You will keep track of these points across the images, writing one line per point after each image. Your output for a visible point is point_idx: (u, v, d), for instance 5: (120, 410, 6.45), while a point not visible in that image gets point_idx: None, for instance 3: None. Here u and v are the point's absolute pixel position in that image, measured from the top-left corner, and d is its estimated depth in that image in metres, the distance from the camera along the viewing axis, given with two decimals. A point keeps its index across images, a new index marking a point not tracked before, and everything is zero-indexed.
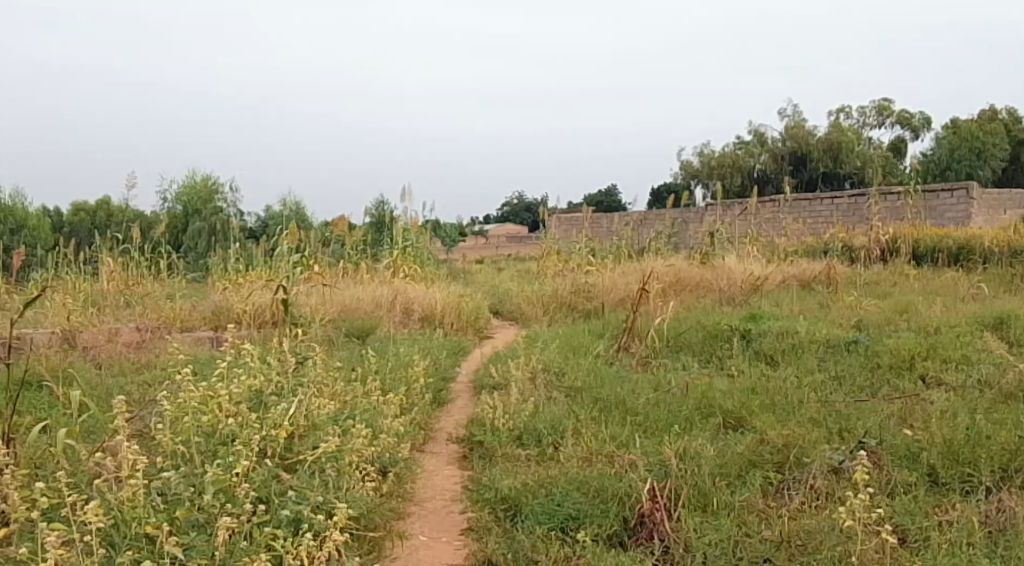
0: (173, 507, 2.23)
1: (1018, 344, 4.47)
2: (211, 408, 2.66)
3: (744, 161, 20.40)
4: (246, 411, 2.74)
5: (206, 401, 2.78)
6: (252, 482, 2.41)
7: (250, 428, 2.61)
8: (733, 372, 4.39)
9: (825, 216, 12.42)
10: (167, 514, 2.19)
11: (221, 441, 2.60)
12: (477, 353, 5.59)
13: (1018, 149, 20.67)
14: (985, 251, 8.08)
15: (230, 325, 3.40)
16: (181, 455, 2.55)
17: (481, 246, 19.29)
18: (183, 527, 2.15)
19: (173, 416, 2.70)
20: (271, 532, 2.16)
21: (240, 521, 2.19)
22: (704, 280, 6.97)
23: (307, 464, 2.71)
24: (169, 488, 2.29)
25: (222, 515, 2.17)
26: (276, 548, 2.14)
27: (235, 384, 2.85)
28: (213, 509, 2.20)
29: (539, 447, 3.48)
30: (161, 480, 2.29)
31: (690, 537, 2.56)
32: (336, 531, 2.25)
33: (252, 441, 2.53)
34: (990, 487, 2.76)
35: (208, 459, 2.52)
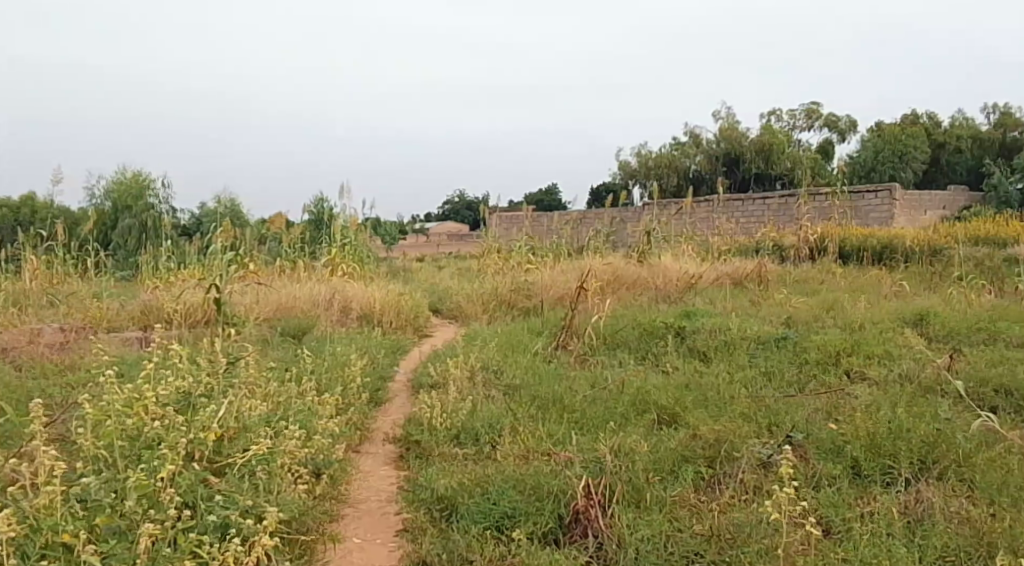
0: (93, 514, 2.15)
1: (937, 338, 4.65)
2: (136, 410, 2.56)
3: (680, 161, 20.77)
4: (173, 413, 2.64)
5: (131, 403, 2.68)
6: (178, 487, 2.33)
7: (176, 431, 2.53)
8: (667, 369, 4.46)
9: (757, 216, 12.73)
10: (87, 522, 2.11)
11: (146, 444, 2.50)
12: (415, 351, 5.55)
13: (937, 152, 21.53)
14: (908, 250, 8.40)
15: (157, 325, 3.29)
16: (103, 460, 2.46)
17: (423, 244, 19.20)
18: (103, 534, 2.07)
19: (95, 419, 2.60)
20: (197, 538, 2.10)
21: (165, 527, 2.12)
22: (641, 278, 7.06)
23: (236, 467, 2.64)
24: (89, 494, 2.20)
25: (144, 521, 2.09)
26: (202, 554, 2.08)
27: (161, 386, 2.75)
28: (136, 515, 2.12)
29: (476, 446, 3.47)
30: (80, 486, 2.20)
31: (623, 532, 2.58)
32: (265, 536, 2.21)
33: (178, 444, 2.43)
34: (908, 478, 2.86)
35: (132, 463, 2.41)
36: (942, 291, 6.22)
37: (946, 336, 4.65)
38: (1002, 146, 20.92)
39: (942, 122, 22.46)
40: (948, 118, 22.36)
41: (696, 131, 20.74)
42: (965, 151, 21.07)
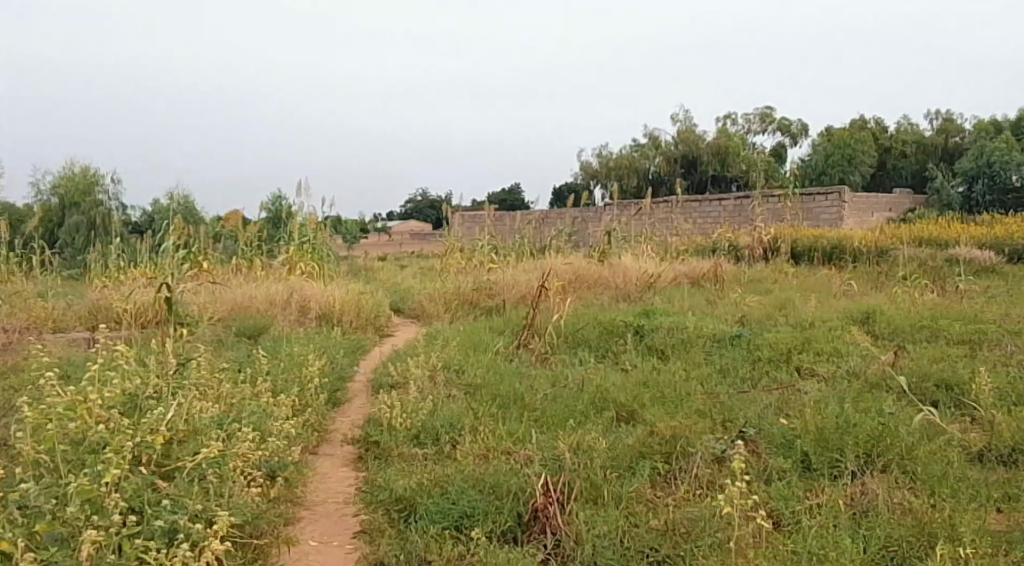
0: (33, 521, 2.14)
1: (883, 335, 4.81)
2: (79, 414, 2.54)
3: (640, 162, 20.98)
4: (119, 417, 2.62)
5: (74, 406, 2.65)
6: (123, 492, 2.31)
7: (121, 434, 2.50)
8: (626, 366, 4.53)
9: (714, 217, 12.94)
10: (26, 529, 2.10)
11: (90, 449, 2.48)
12: (376, 351, 5.55)
13: (884, 156, 22.12)
14: (857, 250, 8.64)
15: (102, 325, 3.24)
16: (45, 465, 2.43)
17: (383, 242, 19.14)
18: (43, 541, 2.07)
19: (37, 423, 2.58)
20: (142, 544, 2.09)
21: (109, 533, 2.10)
22: (601, 277, 7.14)
23: (185, 471, 2.63)
24: (28, 500, 2.18)
25: (86, 528, 2.08)
26: (146, 559, 2.07)
27: (106, 388, 2.72)
28: (78, 522, 2.11)
29: (436, 446, 3.49)
30: (19, 493, 2.19)
31: (580, 529, 2.62)
32: (215, 541, 2.21)
33: (124, 448, 2.40)
34: (855, 472, 2.96)
35: (74, 468, 2.40)
36: (888, 291, 6.42)
37: (891, 333, 4.81)
38: (944, 151, 21.59)
39: (889, 127, 23.07)
40: (896, 122, 22.97)
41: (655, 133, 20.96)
42: (910, 155, 21.69)
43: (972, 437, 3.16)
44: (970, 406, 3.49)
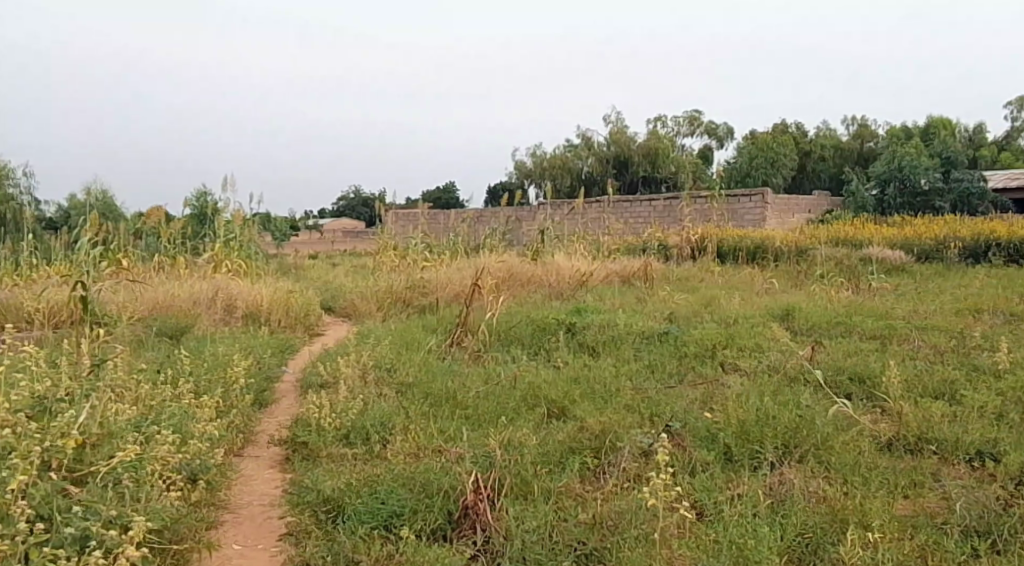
0: None
1: (801, 331, 4.99)
2: None
3: (573, 162, 21.16)
4: (26, 421, 2.54)
5: None
6: (30, 499, 2.25)
7: (29, 439, 2.42)
8: (558, 363, 4.59)
9: (644, 217, 13.18)
10: None
11: None
12: (306, 351, 5.46)
13: (804, 160, 22.82)
14: (778, 250, 8.93)
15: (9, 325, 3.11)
16: None
17: (314, 240, 18.84)
18: None
19: None
20: (50, 553, 2.04)
21: (14, 542, 2.04)
22: (535, 276, 7.20)
23: (99, 476, 2.56)
24: None
25: None
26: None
27: (12, 392, 2.62)
28: None
29: (366, 445, 3.47)
30: None
31: (509, 525, 2.65)
32: (130, 547, 2.17)
33: (31, 452, 2.33)
34: (773, 462, 3.07)
35: None
36: (806, 288, 6.67)
37: (809, 329, 5.00)
38: (859, 155, 22.50)
39: (809, 131, 23.91)
40: (815, 127, 23.80)
41: (587, 134, 21.19)
42: (828, 159, 22.53)
43: (882, 428, 3.32)
44: (880, 398, 3.66)
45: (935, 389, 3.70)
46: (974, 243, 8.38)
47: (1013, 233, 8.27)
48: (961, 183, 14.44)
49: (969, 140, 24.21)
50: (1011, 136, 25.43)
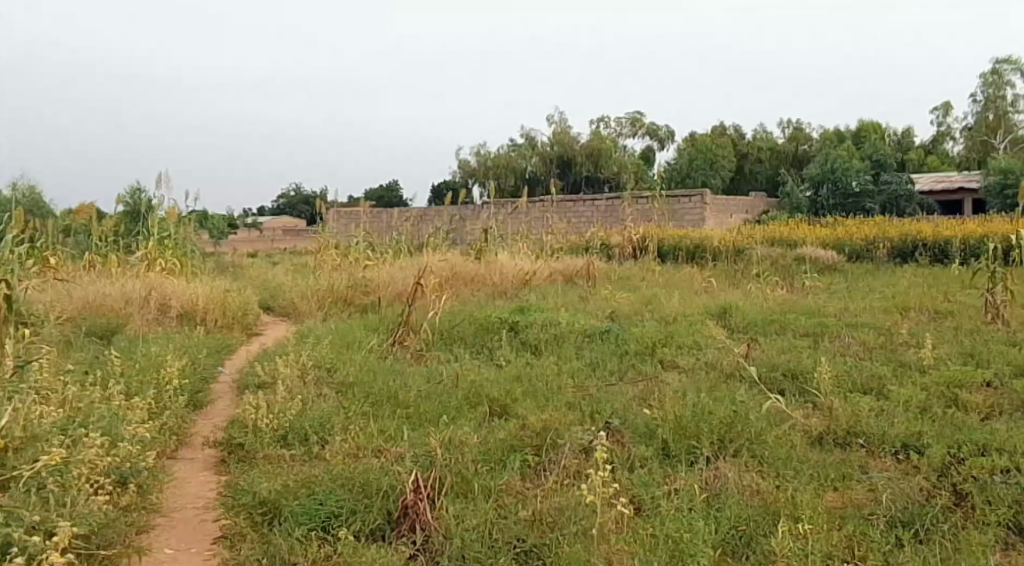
0: None
1: (738, 329, 5.10)
2: None
3: (517, 162, 21.17)
4: None
5: None
6: None
7: None
8: (501, 362, 4.59)
9: (587, 217, 13.29)
10: None
11: None
12: (243, 351, 5.35)
13: (742, 161, 23.48)
14: (716, 250, 9.11)
15: None
16: None
17: (254, 238, 18.47)
18: None
19: None
20: None
21: None
22: (479, 275, 7.19)
23: (22, 481, 2.47)
24: None
25: None
26: None
27: None
28: None
29: (305, 446, 3.42)
30: None
31: (449, 524, 2.64)
32: (55, 553, 2.09)
33: None
34: (709, 457, 3.12)
35: None
36: (743, 287, 6.81)
37: (746, 327, 5.11)
38: (794, 157, 23.11)
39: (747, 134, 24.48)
40: (752, 130, 24.35)
41: (531, 134, 21.27)
42: (764, 161, 23.12)
43: (814, 423, 3.41)
44: (812, 393, 3.76)
45: (864, 384, 3.82)
46: (902, 244, 8.69)
47: (938, 234, 8.60)
48: (890, 185, 15.08)
49: (897, 144, 25.06)
50: (936, 141, 26.45)
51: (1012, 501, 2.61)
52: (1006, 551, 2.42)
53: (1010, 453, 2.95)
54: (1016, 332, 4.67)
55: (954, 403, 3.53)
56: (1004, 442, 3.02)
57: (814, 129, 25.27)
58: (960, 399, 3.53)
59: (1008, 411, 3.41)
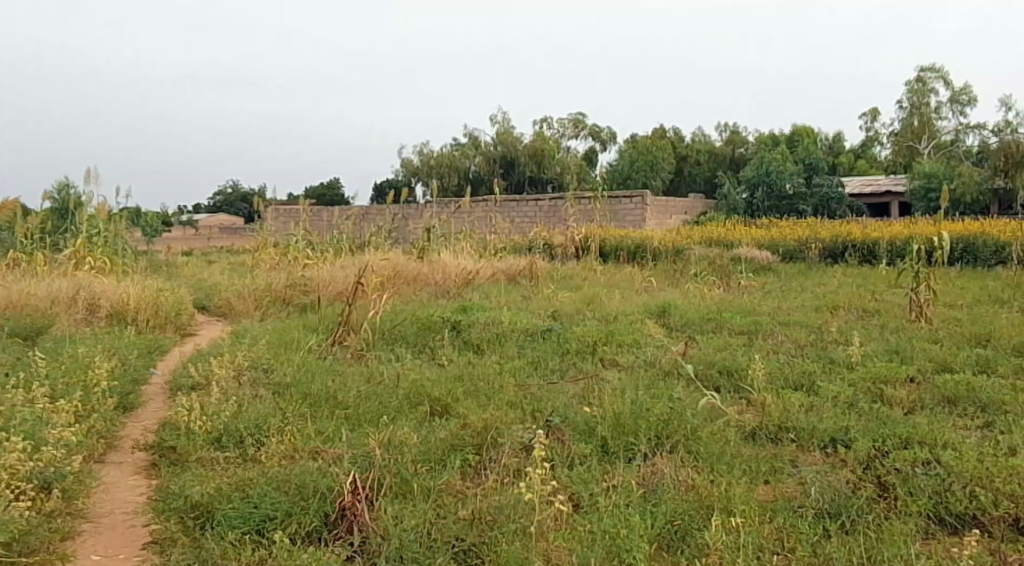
0: None
1: (676, 327, 5.19)
2: None
3: (460, 161, 21.02)
4: None
5: None
6: None
7: None
8: (442, 361, 4.58)
9: (530, 216, 13.35)
10: None
11: None
12: (176, 352, 5.21)
13: (681, 163, 23.92)
14: (656, 250, 9.25)
15: None
16: None
17: (190, 236, 18.03)
18: None
19: None
20: None
21: None
22: (421, 274, 7.15)
23: None
24: None
25: None
26: None
27: None
28: None
29: (240, 448, 3.35)
30: None
31: (387, 525, 2.62)
32: None
33: None
34: (646, 453, 3.17)
35: None
36: (682, 286, 6.92)
37: (683, 325, 5.21)
38: (732, 160, 23.63)
39: (686, 137, 24.94)
40: (691, 133, 24.81)
41: (475, 133, 21.20)
42: (703, 163, 23.61)
43: (747, 418, 3.50)
44: (746, 390, 3.85)
45: (795, 381, 3.93)
46: (832, 245, 8.97)
47: (866, 235, 8.90)
48: (822, 188, 15.52)
49: (829, 148, 25.82)
50: (866, 146, 27.36)
51: (932, 492, 2.71)
52: (926, 539, 2.52)
53: (930, 446, 3.07)
54: (937, 329, 4.87)
55: (880, 398, 3.66)
56: (925, 435, 3.15)
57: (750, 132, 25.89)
58: (885, 395, 3.66)
59: (929, 406, 3.55)
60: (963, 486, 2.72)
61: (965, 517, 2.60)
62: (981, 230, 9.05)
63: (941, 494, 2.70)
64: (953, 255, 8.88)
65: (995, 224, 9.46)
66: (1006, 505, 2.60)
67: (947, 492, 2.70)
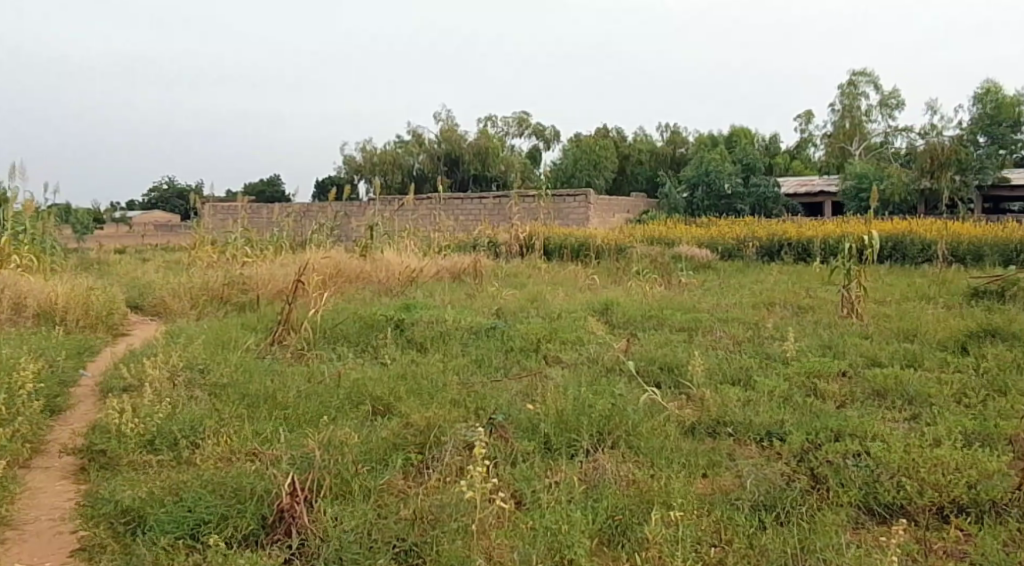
0: None
1: (619, 324, 5.25)
2: None
3: (403, 159, 20.80)
4: None
5: None
6: None
7: None
8: (385, 360, 4.54)
9: (474, 214, 13.35)
10: None
11: None
12: (107, 353, 5.03)
13: (623, 163, 24.18)
14: (599, 248, 9.34)
15: None
16: None
17: (123, 233, 17.45)
18: None
19: None
20: None
21: None
22: (364, 272, 7.08)
23: None
24: None
25: None
26: None
27: None
28: None
29: (174, 451, 3.27)
30: None
31: (326, 527, 2.58)
32: None
33: None
34: (588, 449, 3.19)
35: None
36: (624, 284, 7.01)
37: (626, 322, 5.26)
38: (673, 160, 24.02)
39: (628, 137, 25.24)
40: (633, 132, 25.12)
41: (418, 130, 21.04)
42: (645, 162, 23.93)
43: (687, 413, 3.55)
44: (686, 385, 3.92)
45: (733, 376, 4.02)
46: (769, 243, 9.19)
47: (801, 234, 9.14)
48: (759, 188, 15.86)
49: (766, 149, 26.44)
50: (800, 147, 28.10)
51: (862, 483, 2.80)
52: (857, 529, 2.59)
53: (861, 438, 3.17)
54: (867, 325, 5.03)
55: (813, 392, 3.76)
56: (856, 427, 3.24)
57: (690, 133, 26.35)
58: (819, 389, 3.76)
59: (860, 399, 3.66)
60: (892, 477, 2.82)
61: (894, 507, 2.69)
62: (909, 229, 9.38)
63: (871, 485, 2.78)
64: (883, 254, 9.17)
65: (922, 223, 9.79)
66: (932, 494, 2.70)
67: (876, 482, 2.79)
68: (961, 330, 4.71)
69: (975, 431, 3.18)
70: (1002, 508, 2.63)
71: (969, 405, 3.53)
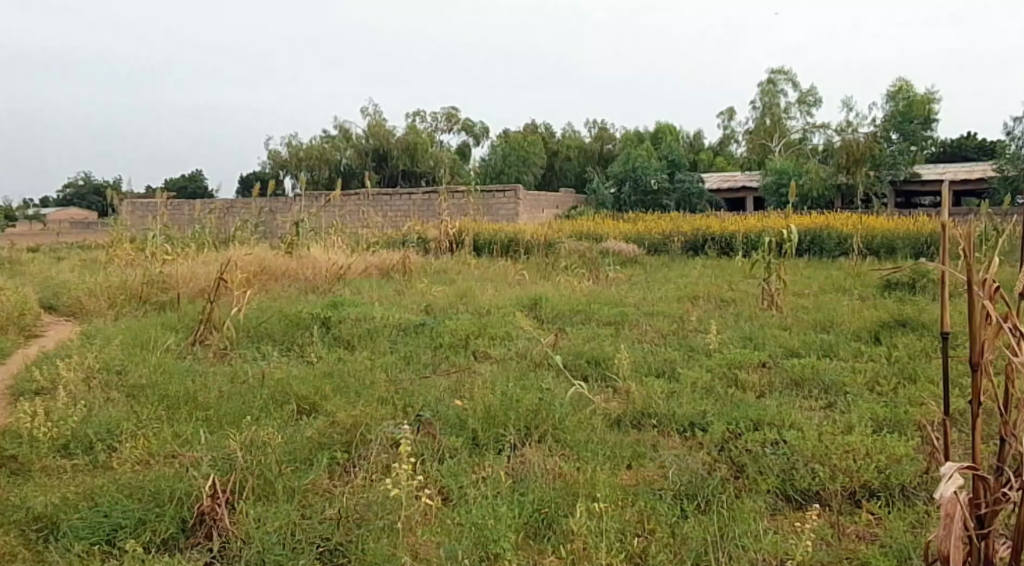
0: None
1: (546, 319, 5.29)
2: None
3: (331, 154, 20.30)
4: None
5: None
6: None
7: None
8: (311, 358, 4.46)
9: (403, 210, 13.30)
10: None
11: None
12: (17, 355, 4.80)
13: (552, 160, 24.40)
14: (528, 244, 9.38)
15: None
16: None
17: (34, 233, 16.56)
18: None
19: None
20: None
21: None
22: (290, 269, 6.93)
23: None
24: None
25: None
26: None
27: None
28: None
29: (89, 455, 3.15)
30: None
31: (250, 528, 2.52)
32: None
33: None
34: (515, 444, 3.21)
35: None
36: (552, 279, 7.07)
37: (554, 316, 5.32)
38: (600, 156, 24.38)
39: (557, 133, 25.51)
40: (562, 130, 25.39)
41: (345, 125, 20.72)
42: (573, 158, 24.25)
43: (612, 406, 3.61)
44: (613, 378, 3.98)
45: (657, 368, 4.09)
46: (693, 238, 9.43)
47: (724, 228, 9.38)
48: (683, 183, 16.14)
49: (690, 146, 27.06)
50: (723, 144, 28.82)
51: (780, 470, 2.88)
52: (774, 515, 2.67)
53: (778, 427, 3.27)
54: (786, 317, 5.19)
55: (734, 382, 3.87)
56: (774, 416, 3.35)
57: (617, 130, 26.74)
58: (740, 380, 3.86)
59: (778, 388, 3.78)
60: (807, 464, 2.91)
61: (810, 493, 2.78)
62: (826, 224, 9.72)
63: (788, 472, 2.87)
64: (802, 247, 9.51)
65: (839, 217, 10.16)
66: (844, 480, 2.81)
67: (793, 469, 2.89)
68: (873, 321, 4.91)
69: (885, 418, 3.32)
70: (910, 491, 2.75)
71: (881, 393, 3.68)
